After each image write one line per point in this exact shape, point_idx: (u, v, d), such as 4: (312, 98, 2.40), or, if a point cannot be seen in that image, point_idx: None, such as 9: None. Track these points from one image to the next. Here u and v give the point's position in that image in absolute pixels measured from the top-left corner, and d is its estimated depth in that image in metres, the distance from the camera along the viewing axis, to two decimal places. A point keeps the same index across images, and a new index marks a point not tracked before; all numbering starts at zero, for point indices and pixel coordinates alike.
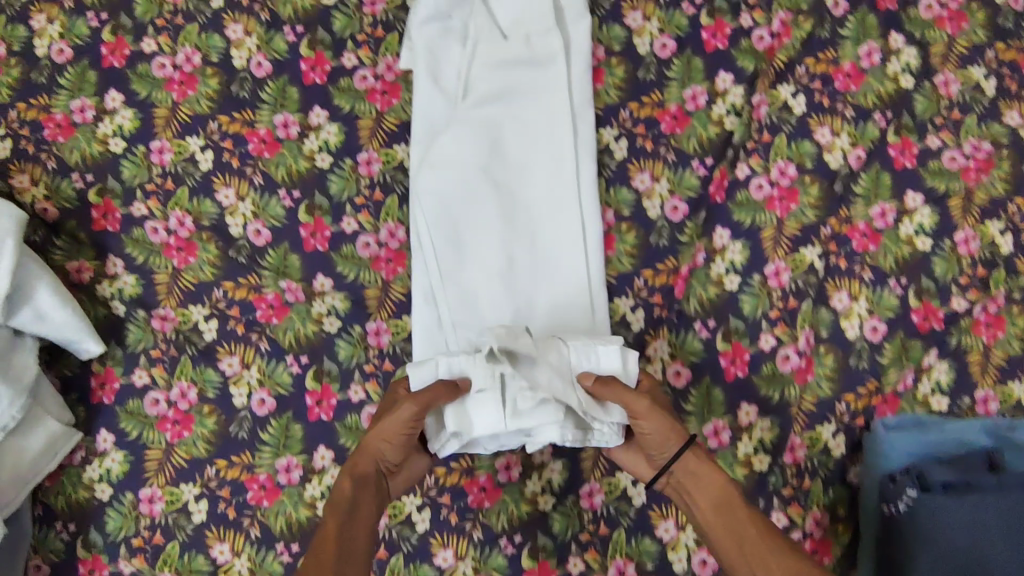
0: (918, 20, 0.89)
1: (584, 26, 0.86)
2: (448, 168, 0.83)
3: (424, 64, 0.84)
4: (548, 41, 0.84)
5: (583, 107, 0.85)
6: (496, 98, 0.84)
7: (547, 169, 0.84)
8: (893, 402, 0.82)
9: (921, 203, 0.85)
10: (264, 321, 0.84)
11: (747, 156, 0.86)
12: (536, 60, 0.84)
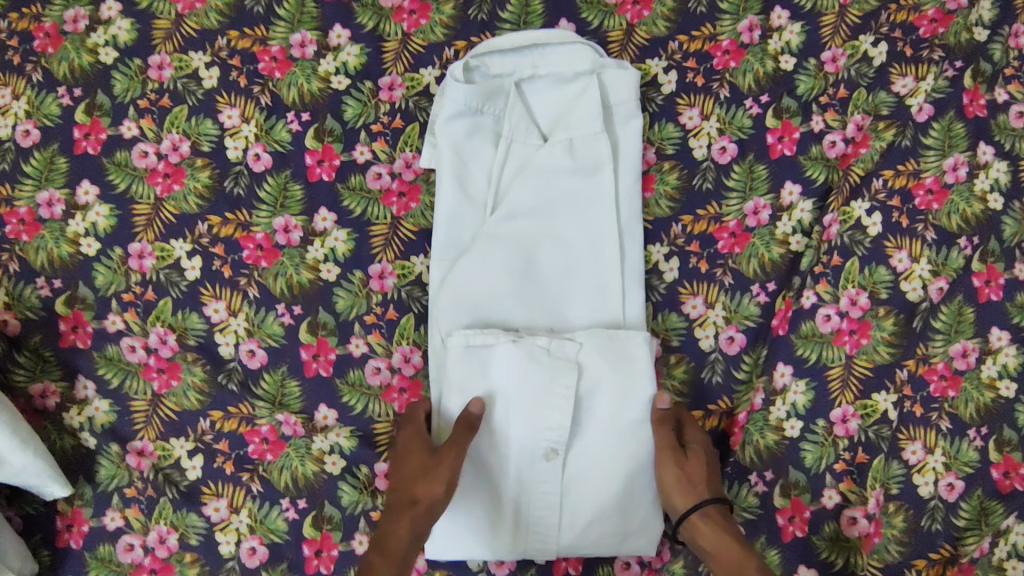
0: (1008, 129, 0.78)
1: (634, 128, 0.76)
2: (474, 287, 0.71)
3: (450, 166, 0.74)
4: (594, 144, 0.74)
5: (630, 220, 0.75)
6: (531, 207, 0.73)
7: (587, 291, 0.72)
8: (970, 573, 0.70)
9: (1006, 342, 0.74)
10: (256, 457, 0.72)
11: (814, 282, 0.76)
12: (580, 166, 0.74)
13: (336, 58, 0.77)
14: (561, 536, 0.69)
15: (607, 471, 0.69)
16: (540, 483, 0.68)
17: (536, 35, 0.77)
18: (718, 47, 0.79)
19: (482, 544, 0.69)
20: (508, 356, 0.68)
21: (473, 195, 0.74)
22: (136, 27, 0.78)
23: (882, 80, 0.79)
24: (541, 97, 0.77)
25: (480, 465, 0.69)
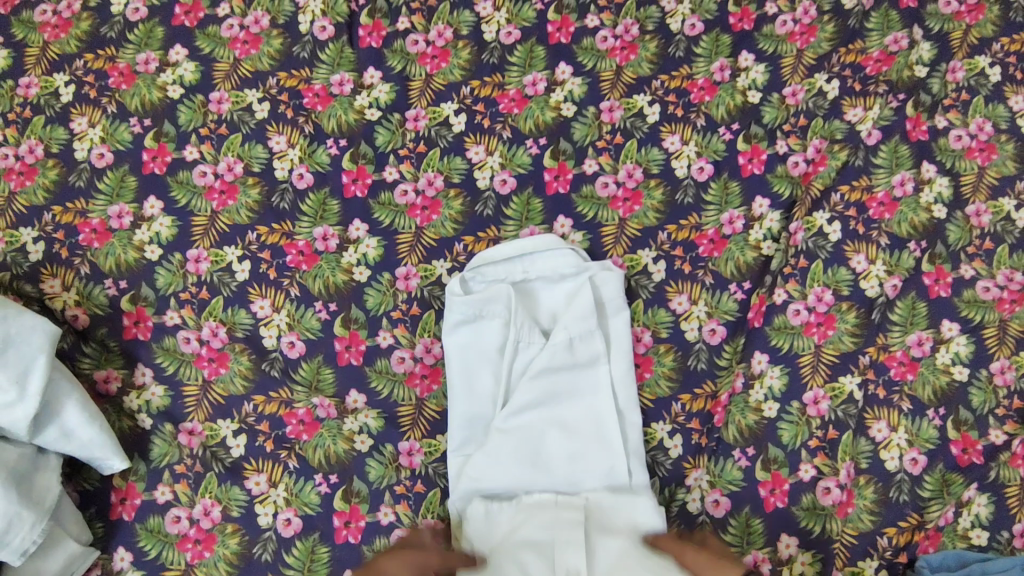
0: (947, 151, 0.91)
1: (622, 320, 0.84)
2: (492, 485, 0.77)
3: (458, 378, 0.81)
4: (590, 344, 0.83)
5: (630, 407, 0.81)
6: (539, 407, 0.79)
7: (597, 465, 0.78)
8: (935, 538, 0.79)
9: (957, 332, 0.85)
10: (293, 437, 0.81)
11: (785, 281, 0.86)
12: (579, 365, 0.82)
13: (369, 94, 0.91)
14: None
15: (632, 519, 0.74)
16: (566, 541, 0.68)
17: (523, 244, 0.86)
18: (695, 84, 0.93)
19: None
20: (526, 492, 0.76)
21: (485, 399, 0.81)
22: (198, 68, 0.91)
23: (835, 110, 0.92)
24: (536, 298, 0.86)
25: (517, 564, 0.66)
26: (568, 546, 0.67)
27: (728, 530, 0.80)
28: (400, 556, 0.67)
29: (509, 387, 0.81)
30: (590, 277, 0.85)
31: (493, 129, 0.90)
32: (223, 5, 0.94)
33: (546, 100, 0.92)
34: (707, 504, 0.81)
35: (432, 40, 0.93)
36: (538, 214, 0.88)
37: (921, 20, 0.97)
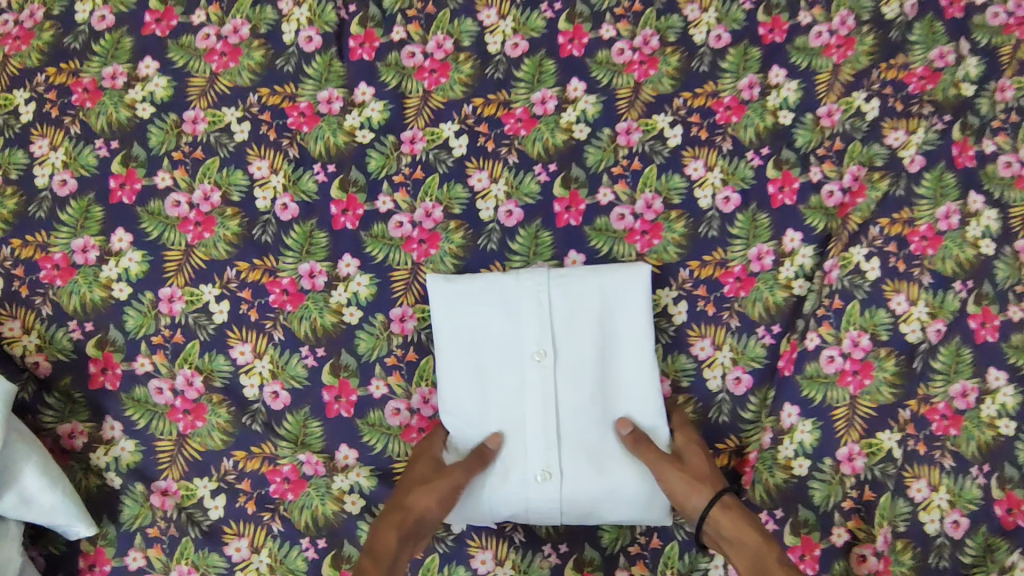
0: (995, 178, 0.83)
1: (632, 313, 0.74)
2: (499, 478, 0.72)
3: (452, 399, 0.74)
4: (586, 347, 0.73)
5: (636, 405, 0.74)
6: (536, 409, 0.72)
7: (597, 452, 0.73)
8: None
9: (1004, 382, 0.78)
10: (277, 497, 0.74)
11: (817, 324, 0.79)
12: (578, 367, 0.73)
13: (361, 114, 0.82)
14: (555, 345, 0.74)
15: (620, 334, 0.75)
16: (537, 407, 0.72)
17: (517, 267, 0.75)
18: (720, 103, 0.84)
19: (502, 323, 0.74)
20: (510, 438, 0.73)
21: (480, 417, 0.73)
22: (171, 84, 0.82)
23: (875, 133, 0.84)
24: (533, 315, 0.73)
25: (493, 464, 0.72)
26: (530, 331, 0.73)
27: None
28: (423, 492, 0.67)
29: (505, 400, 0.73)
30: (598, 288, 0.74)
31: (498, 153, 0.82)
32: (197, 10, 0.84)
33: (557, 120, 0.83)
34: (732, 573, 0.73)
35: (431, 53, 0.84)
36: (547, 248, 0.80)
37: (969, 31, 0.87)
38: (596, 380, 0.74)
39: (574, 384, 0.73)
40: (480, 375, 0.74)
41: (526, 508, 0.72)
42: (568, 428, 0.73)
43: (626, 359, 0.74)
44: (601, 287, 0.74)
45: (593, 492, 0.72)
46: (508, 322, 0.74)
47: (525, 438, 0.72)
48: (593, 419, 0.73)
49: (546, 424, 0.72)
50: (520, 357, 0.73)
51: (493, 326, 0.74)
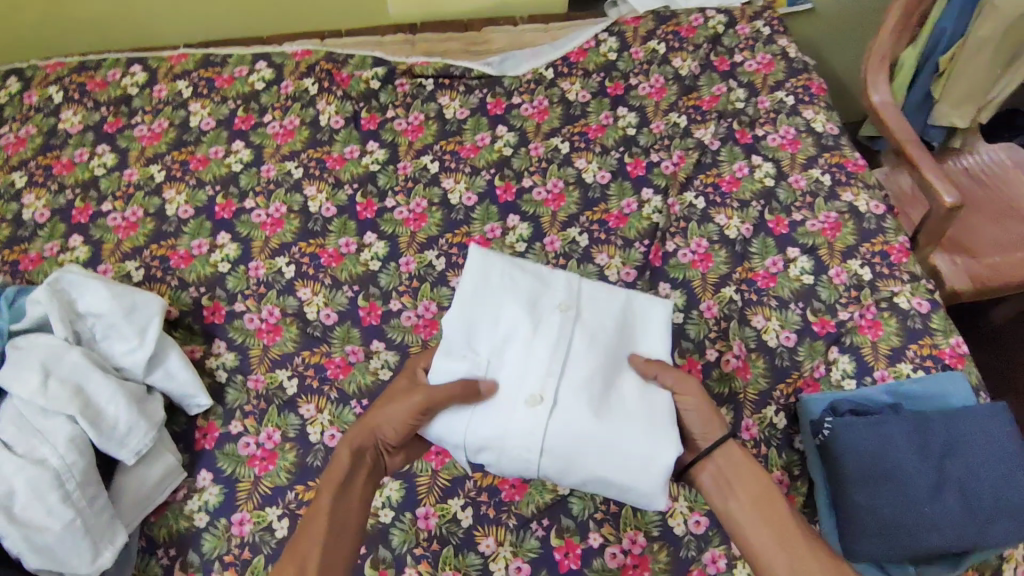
0: (769, 147, 1.34)
1: (648, 321, 0.90)
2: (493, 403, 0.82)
3: (465, 338, 0.87)
4: (604, 322, 0.87)
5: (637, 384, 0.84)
6: (547, 352, 0.83)
7: (591, 399, 0.80)
8: (814, 385, 1.09)
9: (800, 254, 1.21)
10: (333, 377, 1.09)
11: (672, 236, 1.24)
12: (593, 331, 0.85)
13: (371, 156, 1.32)
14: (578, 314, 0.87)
15: (632, 330, 0.90)
16: (544, 351, 0.83)
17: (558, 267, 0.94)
18: (590, 128, 1.37)
19: (534, 291, 0.88)
20: (512, 375, 0.83)
21: (492, 358, 0.85)
22: (253, 153, 1.32)
23: (687, 132, 1.36)
24: (566, 289, 0.89)
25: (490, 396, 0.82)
26: (554, 298, 0.88)
27: None
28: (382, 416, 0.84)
29: (516, 343, 0.85)
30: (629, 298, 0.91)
31: (458, 168, 1.31)
32: (266, 114, 1.37)
33: (492, 147, 1.34)
34: None
35: (411, 121, 1.37)
36: (494, 215, 1.26)
37: (735, 76, 1.44)
38: (609, 348, 0.85)
39: (584, 336, 0.85)
40: (500, 318, 0.87)
41: (506, 429, 0.80)
42: (571, 375, 0.82)
43: (635, 352, 0.88)
44: (629, 298, 0.91)
45: (577, 431, 0.79)
46: (539, 283, 0.89)
47: (527, 371, 0.83)
48: (597, 375, 0.82)
49: (552, 360, 0.82)
50: (542, 311, 0.87)
51: (529, 288, 0.88)
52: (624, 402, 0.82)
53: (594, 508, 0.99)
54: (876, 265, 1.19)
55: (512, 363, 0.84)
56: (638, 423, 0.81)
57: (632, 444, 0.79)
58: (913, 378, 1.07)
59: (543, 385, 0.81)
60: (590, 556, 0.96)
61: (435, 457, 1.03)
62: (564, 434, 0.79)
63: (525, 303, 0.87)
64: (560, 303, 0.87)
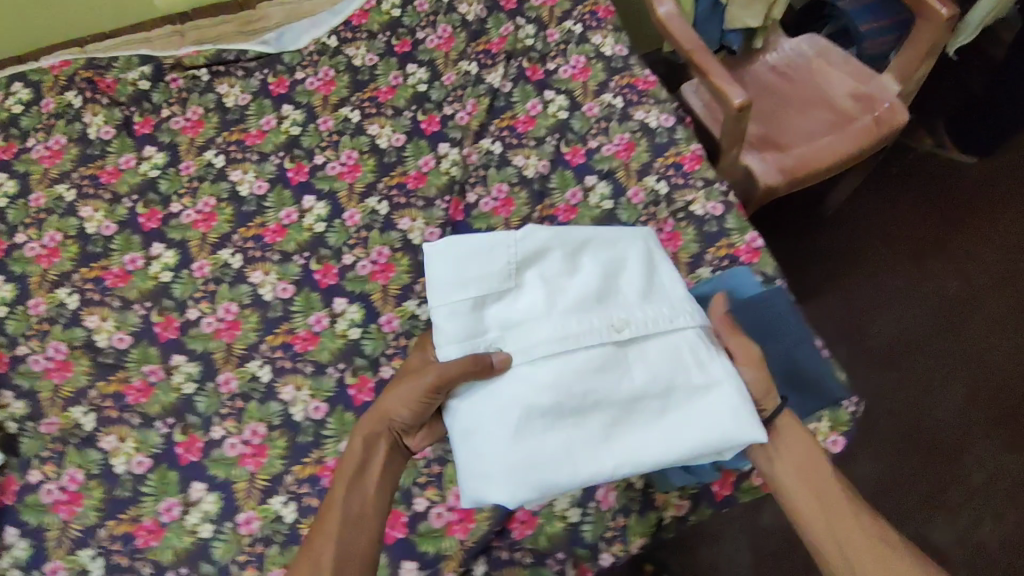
0: (561, 81, 1.32)
1: (690, 417, 0.82)
2: (474, 311, 0.88)
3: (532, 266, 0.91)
4: (631, 381, 0.83)
5: (592, 433, 0.81)
6: (559, 336, 0.84)
7: (537, 395, 0.81)
8: None
9: (597, 181, 1.21)
10: (134, 402, 1.04)
11: (472, 187, 1.21)
12: (611, 371, 0.83)
13: (149, 162, 1.24)
14: (617, 349, 0.85)
15: (662, 403, 0.83)
16: (552, 339, 0.84)
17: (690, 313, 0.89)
18: (380, 91, 1.31)
19: (614, 305, 0.89)
20: (511, 324, 0.87)
21: (518, 295, 0.89)
22: (19, 183, 1.22)
23: (479, 78, 1.33)
24: (645, 323, 0.87)
25: (474, 313, 0.88)
26: (620, 316, 0.87)
27: None
28: (397, 394, 0.85)
29: (547, 307, 0.87)
30: (711, 387, 0.83)
31: (245, 157, 1.24)
32: (29, 137, 1.27)
33: (279, 129, 1.27)
34: None
35: (189, 117, 1.29)
36: (289, 199, 1.20)
37: (523, 13, 1.42)
38: (603, 395, 0.82)
39: (599, 359, 0.83)
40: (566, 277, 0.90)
41: (456, 334, 0.87)
42: (553, 368, 0.82)
43: (635, 426, 0.82)
44: (711, 386, 0.83)
45: (497, 400, 0.83)
46: (632, 298, 0.90)
47: (523, 329, 0.86)
48: (569, 394, 0.81)
49: (554, 340, 0.83)
50: (598, 312, 0.87)
51: (615, 296, 0.90)
52: (560, 433, 0.81)
53: (416, 473, 0.98)
54: (671, 177, 1.21)
55: (522, 321, 0.87)
56: (539, 459, 0.80)
57: (509, 462, 0.80)
58: (705, 281, 1.10)
59: (515, 345, 0.85)
60: (416, 521, 0.95)
61: (251, 460, 1.00)
62: (485, 392, 0.84)
63: (600, 301, 0.88)
64: (623, 330, 0.86)
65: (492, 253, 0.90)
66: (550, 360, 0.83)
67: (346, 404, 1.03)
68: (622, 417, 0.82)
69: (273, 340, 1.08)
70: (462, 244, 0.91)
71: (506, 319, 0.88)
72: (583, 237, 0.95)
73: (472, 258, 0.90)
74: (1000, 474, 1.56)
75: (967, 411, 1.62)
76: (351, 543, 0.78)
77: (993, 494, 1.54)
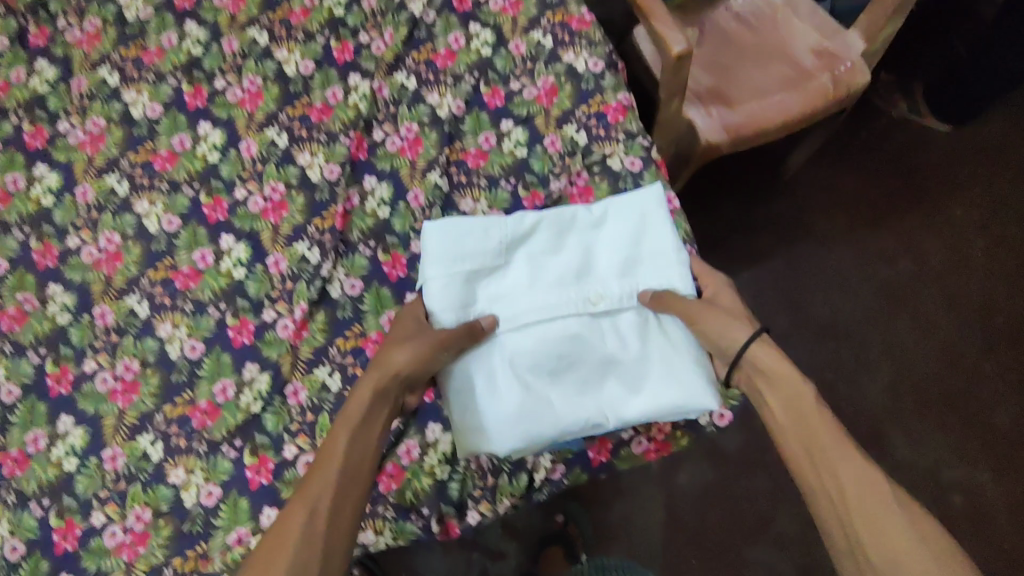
0: (489, 14, 1.20)
1: (655, 381, 0.92)
2: (463, 282, 0.96)
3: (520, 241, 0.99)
4: (606, 348, 0.94)
5: (569, 394, 0.92)
6: (540, 309, 0.95)
7: (520, 362, 0.93)
8: None
9: (513, 126, 1.14)
10: (7, 329, 1.01)
11: (380, 124, 1.14)
12: (587, 340, 0.94)
13: (40, 76, 1.17)
14: (593, 321, 0.96)
15: (633, 367, 0.93)
16: (534, 312, 0.95)
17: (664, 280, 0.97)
18: (292, 12, 1.20)
19: (594, 277, 0.98)
20: (498, 296, 0.97)
21: (506, 269, 0.98)
22: None
23: (402, 4, 1.20)
24: (619, 295, 0.97)
25: (465, 285, 0.96)
26: (597, 288, 0.97)
27: (364, 301, 1.03)
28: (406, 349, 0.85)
29: (533, 280, 0.97)
30: (678, 352, 0.92)
31: (140, 76, 1.16)
32: None
33: (179, 49, 1.18)
34: (345, 288, 1.04)
35: (84, 28, 1.19)
36: (183, 125, 1.14)
37: None
38: (581, 360, 0.93)
39: (578, 330, 0.94)
40: (550, 255, 1.00)
41: (448, 302, 0.94)
42: (535, 337, 0.94)
43: (607, 386, 0.93)
44: (677, 353, 0.92)
45: (483, 363, 0.93)
46: (611, 268, 0.99)
47: (510, 301, 0.96)
48: (548, 360, 0.93)
49: (535, 313, 0.95)
50: (579, 284, 0.97)
51: (595, 267, 0.99)
52: (540, 392, 0.92)
53: (289, 420, 0.96)
54: (592, 127, 1.13)
55: (507, 294, 0.97)
56: (520, 415, 0.90)
57: (494, 418, 0.91)
58: None
59: (502, 315, 0.95)
60: (282, 469, 0.93)
61: (122, 396, 0.97)
62: (477, 354, 0.93)
63: (580, 273, 0.98)
64: (601, 300, 0.96)
65: (487, 232, 0.98)
66: (534, 331, 0.94)
67: (224, 346, 1.00)
68: (597, 379, 0.93)
69: (155, 275, 1.04)
70: (458, 225, 0.97)
71: (495, 291, 0.97)
72: (570, 214, 1.01)
73: (469, 235, 0.97)
74: (921, 453, 1.58)
75: (898, 390, 1.62)
76: (346, 495, 0.76)
77: (912, 475, 1.56)
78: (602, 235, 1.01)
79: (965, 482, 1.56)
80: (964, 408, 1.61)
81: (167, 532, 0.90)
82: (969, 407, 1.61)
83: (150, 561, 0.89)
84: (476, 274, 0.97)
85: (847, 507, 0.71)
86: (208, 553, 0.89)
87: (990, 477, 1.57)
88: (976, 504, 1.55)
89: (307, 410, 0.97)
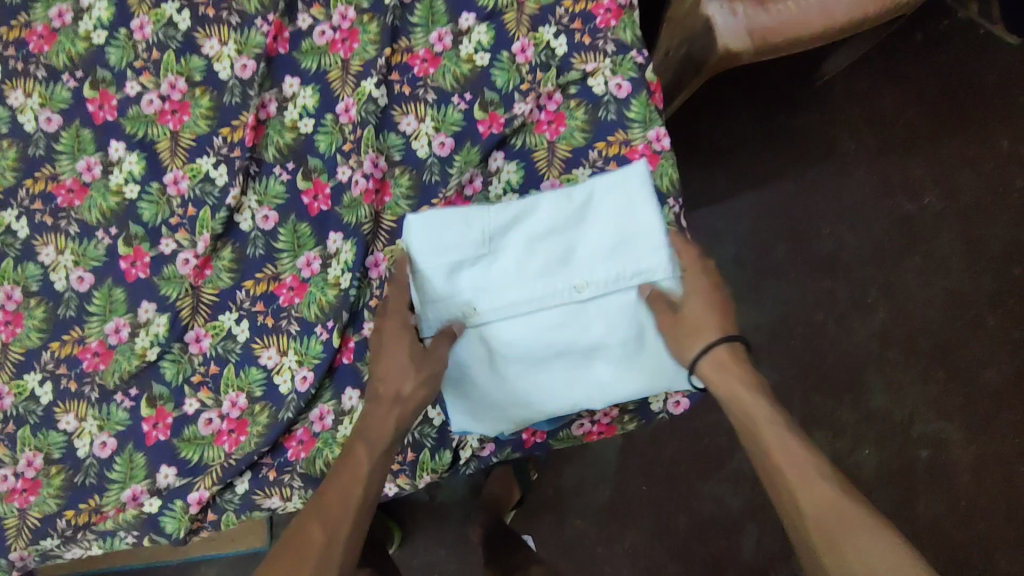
0: None
1: (651, 367, 0.83)
2: (442, 272, 0.82)
3: (503, 218, 0.83)
4: (597, 335, 0.83)
5: (559, 385, 0.83)
6: (526, 299, 0.82)
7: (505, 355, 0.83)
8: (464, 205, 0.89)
9: (474, 22, 0.89)
10: None
11: (308, 7, 0.90)
12: (577, 328, 0.83)
13: None
14: (584, 306, 0.83)
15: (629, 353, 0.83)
16: (519, 301, 0.82)
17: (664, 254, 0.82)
18: None
19: (587, 258, 0.83)
20: (479, 284, 0.83)
21: (488, 252, 0.83)
22: None
23: None
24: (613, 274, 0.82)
25: (442, 276, 0.82)
26: (591, 269, 0.83)
27: (278, 238, 0.87)
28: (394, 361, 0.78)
29: (518, 265, 0.83)
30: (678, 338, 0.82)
31: None
32: None
33: None
34: (257, 220, 0.88)
35: None
36: None
37: None
38: (570, 349, 0.83)
39: (568, 320, 0.83)
40: (542, 243, 0.84)
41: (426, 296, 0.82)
42: (522, 330, 0.83)
43: (600, 372, 0.84)
44: None
45: (464, 355, 0.84)
46: (606, 244, 0.83)
47: (492, 288, 0.83)
48: (534, 353, 0.83)
49: (519, 303, 0.82)
50: (569, 268, 0.83)
51: (588, 246, 0.84)
52: (528, 384, 0.84)
53: (190, 371, 0.86)
54: (575, 33, 0.89)
55: (490, 281, 0.83)
56: (508, 408, 0.84)
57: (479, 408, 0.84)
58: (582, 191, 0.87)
59: (486, 310, 0.83)
60: (181, 425, 0.85)
61: (6, 329, 0.87)
62: (466, 349, 0.84)
63: (570, 256, 0.84)
64: (592, 284, 0.83)
65: (468, 221, 0.82)
66: (519, 322, 0.83)
67: (117, 279, 0.87)
68: (589, 368, 0.84)
69: (33, 187, 0.89)
70: (437, 216, 0.82)
71: (477, 277, 0.83)
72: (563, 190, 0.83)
73: (452, 227, 0.82)
74: (897, 404, 1.40)
75: (888, 336, 1.42)
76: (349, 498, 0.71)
77: (883, 424, 1.40)
78: (595, 215, 0.84)
79: (937, 438, 1.39)
80: (953, 361, 1.42)
81: (59, 483, 0.84)
82: (960, 360, 1.42)
83: (42, 510, 0.83)
84: (455, 261, 0.82)
85: (820, 529, 0.63)
86: (103, 509, 0.84)
87: (963, 436, 1.40)
88: (940, 462, 1.39)
89: (210, 361, 0.86)
